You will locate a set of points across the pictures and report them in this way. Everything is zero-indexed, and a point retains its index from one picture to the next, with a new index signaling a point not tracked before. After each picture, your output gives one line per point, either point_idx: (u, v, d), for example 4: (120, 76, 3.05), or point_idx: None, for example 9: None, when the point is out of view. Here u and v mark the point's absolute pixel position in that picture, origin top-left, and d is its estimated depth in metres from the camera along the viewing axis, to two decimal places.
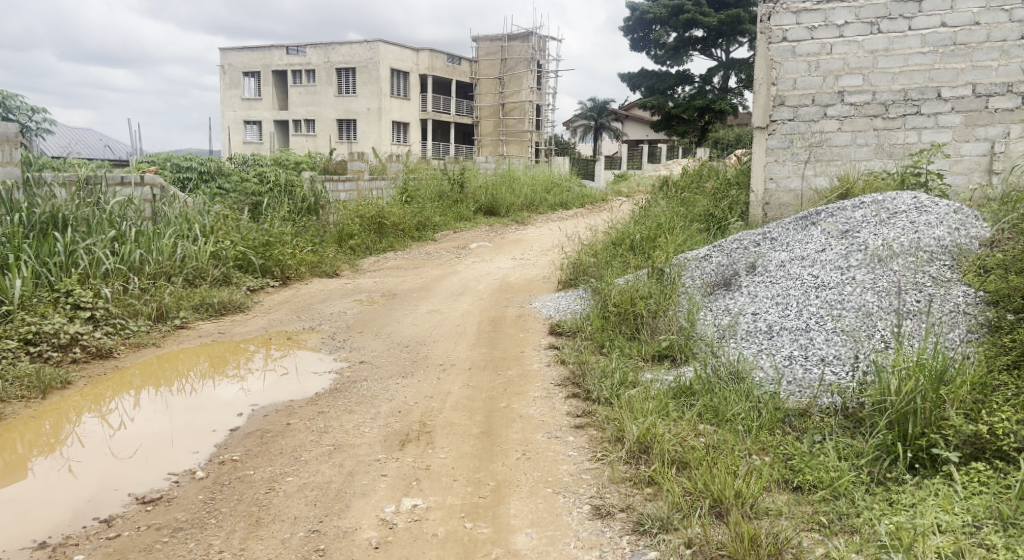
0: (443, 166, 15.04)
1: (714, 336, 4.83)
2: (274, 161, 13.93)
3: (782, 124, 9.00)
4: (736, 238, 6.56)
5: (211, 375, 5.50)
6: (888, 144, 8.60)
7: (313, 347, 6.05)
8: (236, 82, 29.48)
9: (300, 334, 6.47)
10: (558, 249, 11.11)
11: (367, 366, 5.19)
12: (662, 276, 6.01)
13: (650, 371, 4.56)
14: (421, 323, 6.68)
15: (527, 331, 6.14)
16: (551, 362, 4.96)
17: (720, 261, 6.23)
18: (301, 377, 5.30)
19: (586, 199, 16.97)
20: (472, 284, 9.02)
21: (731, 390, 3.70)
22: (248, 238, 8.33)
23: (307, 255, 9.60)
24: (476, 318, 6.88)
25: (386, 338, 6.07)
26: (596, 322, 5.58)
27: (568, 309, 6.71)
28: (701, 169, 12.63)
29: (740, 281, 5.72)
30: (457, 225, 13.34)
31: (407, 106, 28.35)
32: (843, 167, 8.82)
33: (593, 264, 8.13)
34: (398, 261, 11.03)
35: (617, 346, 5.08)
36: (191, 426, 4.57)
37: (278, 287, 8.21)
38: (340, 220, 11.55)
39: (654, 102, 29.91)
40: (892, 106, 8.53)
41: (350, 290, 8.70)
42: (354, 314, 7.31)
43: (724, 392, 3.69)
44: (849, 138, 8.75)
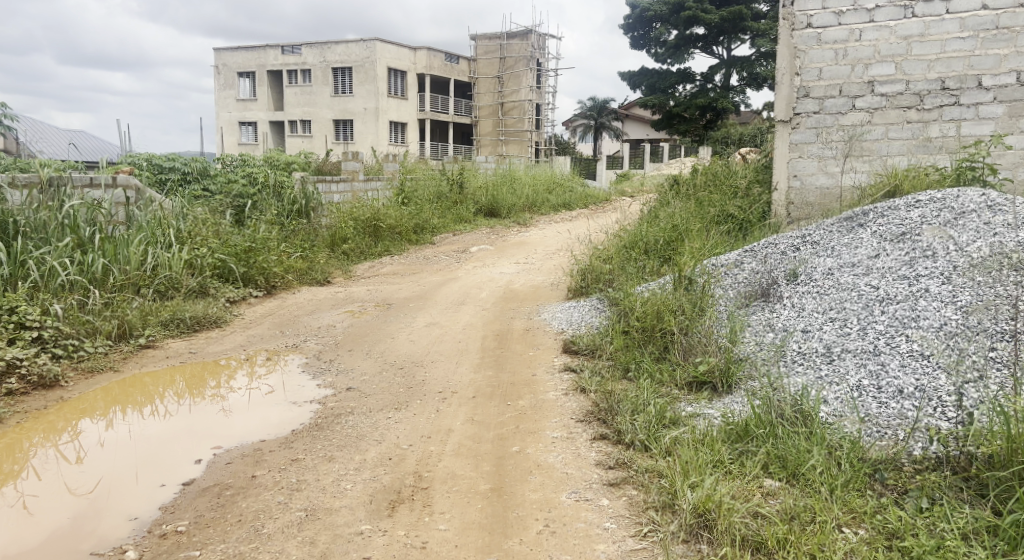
0: (441, 166, 14.35)
1: (762, 359, 4.14)
2: (264, 161, 13.23)
3: (807, 117, 8.31)
4: (769, 242, 5.88)
5: (188, 396, 4.87)
6: (923, 138, 7.90)
7: (296, 366, 5.35)
8: (230, 83, 28.79)
9: (282, 352, 5.76)
10: (564, 252, 10.42)
11: (356, 393, 4.49)
12: (690, 286, 5.33)
13: (686, 403, 3.87)
14: (418, 338, 5.98)
15: (538, 349, 5.43)
16: (568, 389, 4.25)
17: (754, 268, 5.56)
18: (291, 399, 4.60)
19: (590, 199, 16.29)
20: (473, 292, 8.31)
21: (801, 436, 3.03)
22: (230, 244, 7.62)
23: (296, 262, 8.90)
24: (480, 332, 6.17)
25: (378, 358, 5.35)
26: (616, 340, 4.89)
27: (583, 322, 6.02)
28: (716, 167, 11.92)
29: (781, 292, 5.04)
30: (457, 227, 12.65)
31: (405, 106, 27.65)
32: (874, 164, 8.12)
33: (606, 271, 7.43)
34: (395, 266, 10.33)
35: (644, 370, 4.39)
36: (159, 457, 3.89)
37: (262, 298, 7.49)
38: (332, 223, 10.85)
39: (656, 100, 29.22)
40: (928, 96, 7.84)
41: (342, 299, 8.00)
42: (344, 328, 6.61)
43: (792, 439, 3.02)
44: (881, 132, 8.05)
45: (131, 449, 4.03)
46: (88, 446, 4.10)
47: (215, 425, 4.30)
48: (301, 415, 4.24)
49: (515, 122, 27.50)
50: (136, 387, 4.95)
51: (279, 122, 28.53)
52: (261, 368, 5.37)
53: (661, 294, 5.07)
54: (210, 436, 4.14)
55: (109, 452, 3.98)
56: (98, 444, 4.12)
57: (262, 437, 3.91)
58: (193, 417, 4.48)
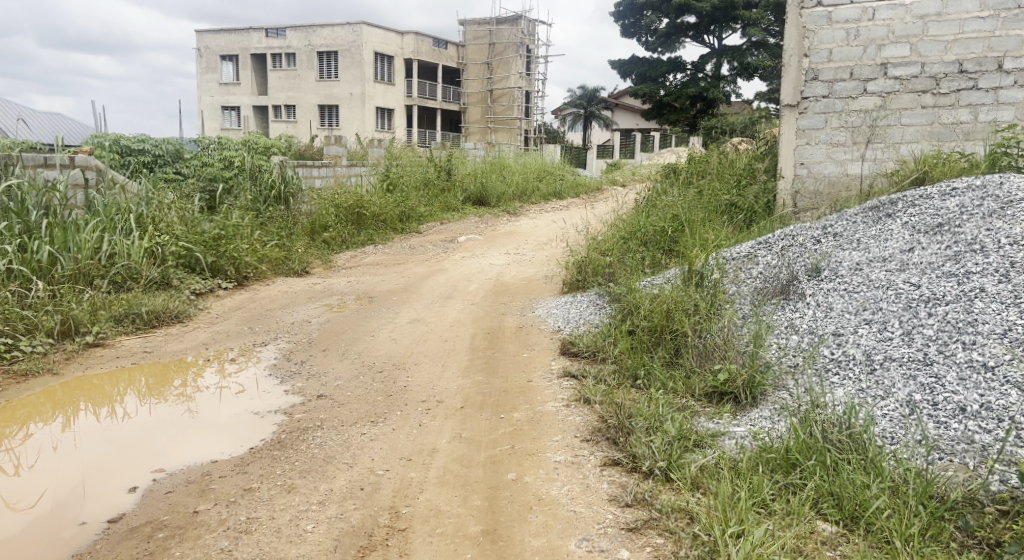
0: (429, 153, 13.76)
1: (791, 370, 3.66)
2: (242, 144, 12.59)
3: (815, 101, 7.83)
4: (784, 233, 5.39)
5: (150, 396, 4.40)
6: (939, 124, 7.42)
7: (263, 367, 4.81)
8: (212, 66, 27.99)
9: (249, 351, 5.22)
10: (557, 243, 9.90)
11: (328, 402, 3.96)
12: (700, 282, 4.81)
13: (706, 418, 3.38)
14: (400, 336, 5.43)
15: (533, 352, 4.91)
16: (569, 399, 3.75)
17: (769, 262, 5.06)
18: (268, 401, 4.12)
19: (582, 188, 15.73)
20: (461, 284, 7.75)
21: (857, 471, 2.57)
22: (198, 231, 7.04)
23: (273, 251, 8.33)
24: (469, 329, 5.64)
25: (355, 359, 4.82)
26: (621, 343, 4.40)
27: (582, 320, 5.51)
28: (715, 155, 11.40)
29: (804, 290, 4.54)
30: (444, 215, 12.08)
31: (392, 92, 26.98)
32: (887, 152, 7.65)
33: (605, 263, 6.90)
34: (378, 257, 9.76)
35: (654, 379, 3.89)
36: (114, 465, 3.42)
37: (232, 290, 6.93)
38: (313, 210, 10.27)
39: (647, 89, 28.65)
40: (945, 80, 7.36)
41: (320, 292, 7.44)
42: (320, 324, 6.05)
43: (848, 473, 2.56)
44: (894, 118, 7.57)
45: (83, 457, 3.56)
46: (35, 454, 3.64)
47: (180, 431, 3.83)
48: (274, 422, 3.77)
49: (504, 109, 26.91)
50: (91, 389, 4.46)
51: (262, 107, 27.79)
52: (232, 367, 4.86)
53: (671, 291, 4.57)
54: (175, 443, 3.67)
55: (57, 461, 3.52)
56: (46, 453, 3.66)
57: (224, 449, 3.45)
58: (156, 420, 4.00)
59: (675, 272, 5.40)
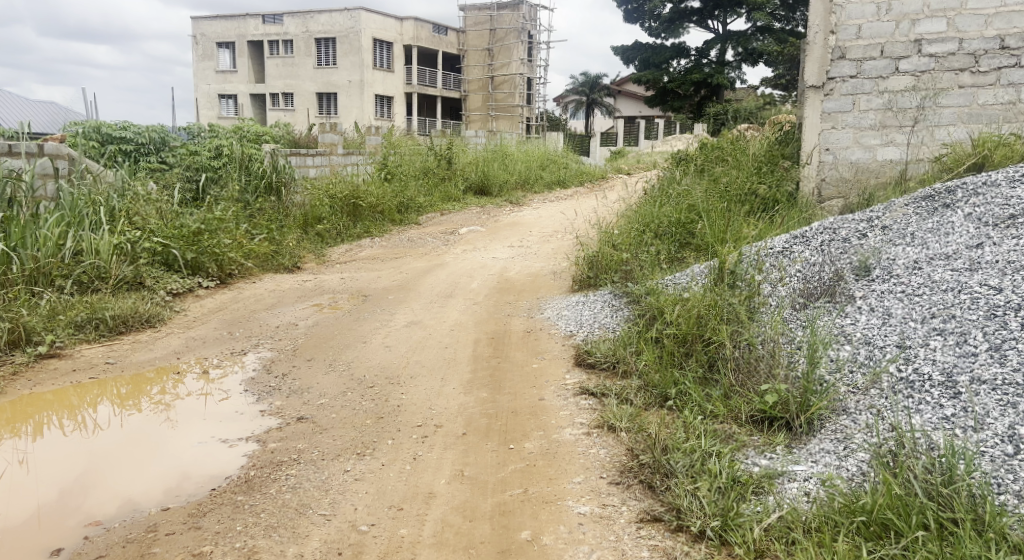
0: (428, 141, 13.19)
1: (851, 389, 3.12)
2: (233, 131, 11.98)
3: (842, 82, 7.38)
4: (823, 225, 4.82)
5: (122, 407, 3.99)
6: (978, 105, 7.00)
7: (240, 379, 4.28)
8: (209, 54, 27.36)
9: (226, 359, 4.67)
10: (563, 235, 9.34)
11: (310, 425, 3.44)
12: (733, 283, 4.26)
13: (757, 452, 2.85)
14: (395, 343, 4.88)
15: (542, 362, 4.36)
16: (589, 425, 3.21)
17: (809, 259, 4.49)
18: (242, 423, 3.60)
19: (586, 175, 15.11)
20: (463, 282, 7.19)
21: (976, 546, 2.06)
22: (175, 225, 6.47)
23: (262, 245, 7.78)
24: (472, 334, 5.10)
25: (343, 371, 4.26)
26: (646, 354, 3.88)
27: (597, 323, 4.94)
28: (730, 141, 10.79)
29: (853, 293, 3.99)
30: (444, 206, 11.50)
31: (391, 79, 26.36)
32: (920, 136, 7.22)
33: (619, 258, 6.32)
34: (375, 250, 9.20)
35: (688, 400, 3.36)
36: (85, 483, 3.05)
37: (214, 289, 6.38)
38: (307, 201, 9.69)
39: (651, 75, 27.98)
40: (984, 57, 6.95)
41: (310, 289, 6.89)
42: (308, 328, 5.50)
43: (967, 549, 2.05)
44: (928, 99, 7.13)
45: (46, 476, 3.18)
46: None
47: (157, 442, 3.46)
48: (249, 444, 3.29)
49: (505, 97, 26.17)
50: (50, 403, 3.99)
51: (260, 95, 27.14)
52: (205, 378, 4.34)
53: (700, 292, 4.02)
54: (153, 453, 3.33)
55: (18, 481, 3.14)
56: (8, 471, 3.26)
57: (205, 464, 3.10)
58: (129, 433, 3.58)
59: (700, 271, 4.83)
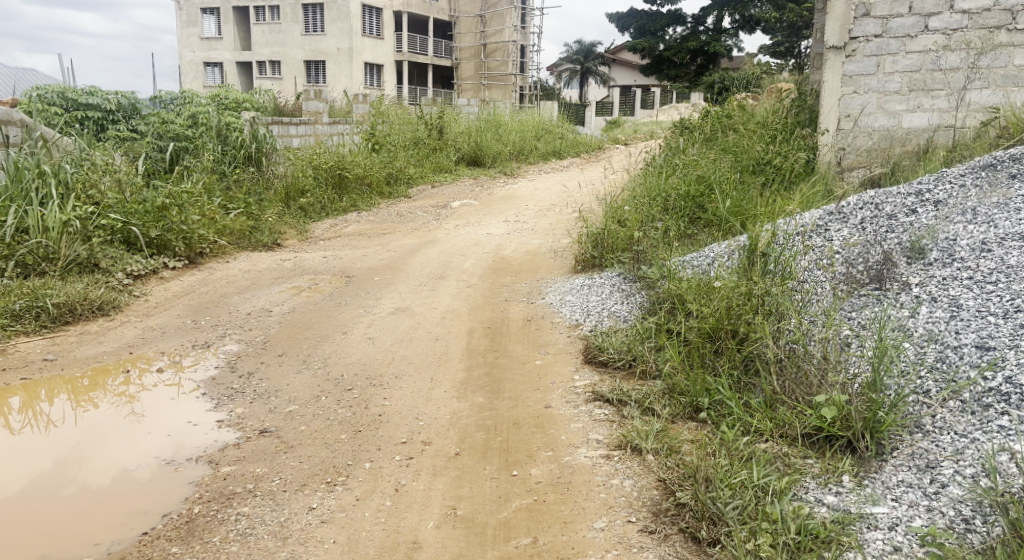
0: (418, 110, 12.54)
1: (926, 402, 2.60)
2: (211, 97, 11.28)
3: (866, 42, 7.10)
4: (863, 198, 4.25)
5: (80, 403, 3.54)
6: (1015, 67, 6.72)
7: (199, 380, 3.70)
8: (193, 20, 26.42)
9: (185, 353, 4.09)
10: (563, 209, 8.78)
11: (274, 440, 2.89)
12: (764, 266, 3.70)
13: (818, 486, 2.31)
14: (379, 334, 4.32)
15: (545, 360, 3.83)
16: (608, 445, 2.67)
17: (851, 239, 3.93)
18: (184, 441, 2.98)
19: (583, 146, 14.45)
20: (455, 261, 6.63)
21: None
22: (136, 199, 5.84)
23: (237, 220, 7.17)
24: (466, 323, 4.56)
25: (317, 370, 3.69)
26: (670, 353, 3.37)
27: (606, 311, 4.42)
28: (737, 110, 10.16)
29: (910, 279, 3.45)
30: (436, 178, 10.89)
31: (381, 46, 25.49)
32: (949, 100, 6.93)
33: (627, 236, 5.78)
34: (362, 226, 8.60)
35: (726, 411, 2.84)
36: (38, 487, 2.71)
37: (181, 270, 5.79)
38: (289, 172, 9.06)
39: (646, 43, 27.19)
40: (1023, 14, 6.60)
41: (290, 269, 6.32)
42: (283, 316, 4.93)
43: None
44: (959, 61, 6.82)
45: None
46: None
47: (117, 443, 3.06)
48: (206, 458, 2.80)
49: (497, 65, 25.24)
50: None
51: (246, 63, 26.20)
52: (154, 380, 3.75)
53: (731, 280, 3.47)
54: (112, 450, 3.00)
55: None
56: None
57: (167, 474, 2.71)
58: (84, 437, 3.15)
59: (725, 254, 4.26)
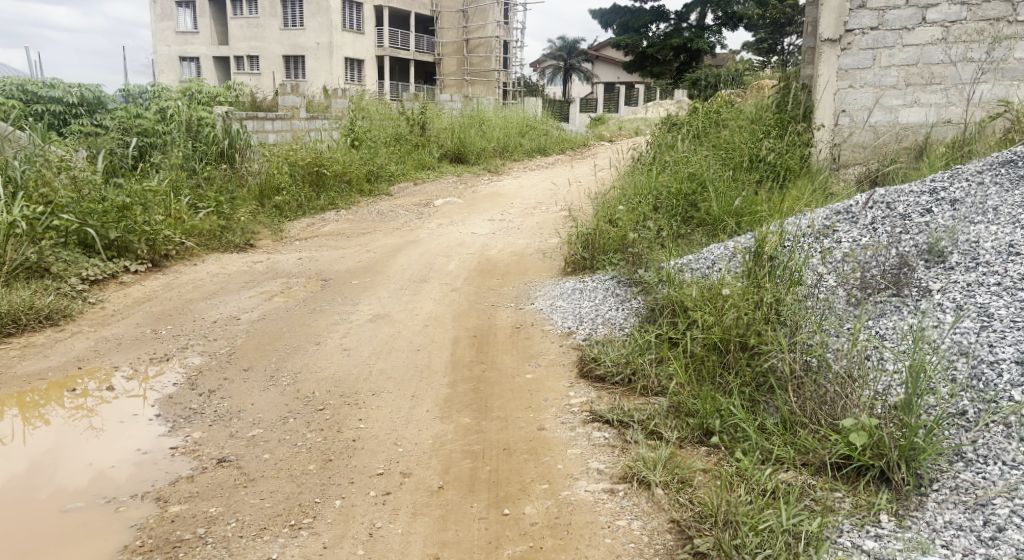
0: (400, 105, 12.18)
1: (965, 426, 2.33)
2: (184, 91, 10.86)
3: (862, 35, 6.86)
4: (873, 196, 3.97)
5: (31, 418, 3.23)
6: (1015, 60, 6.49)
7: (153, 399, 3.34)
8: (169, 14, 25.84)
9: (140, 367, 3.73)
10: (549, 208, 8.48)
11: (234, 472, 2.57)
12: (772, 269, 3.41)
13: (853, 525, 2.07)
14: (355, 345, 4.00)
15: (536, 375, 3.51)
16: (613, 476, 2.40)
17: (863, 241, 3.66)
18: (126, 476, 2.61)
19: (568, 142, 14.13)
20: (438, 263, 6.31)
21: None
22: (92, 199, 5.47)
23: (205, 221, 6.80)
24: (450, 332, 4.26)
25: (285, 388, 3.37)
26: (675, 368, 3.07)
27: (600, 319, 4.15)
28: (727, 106, 9.89)
29: (932, 284, 3.18)
30: (418, 175, 10.55)
31: (362, 41, 25.05)
32: (948, 94, 6.69)
33: (618, 237, 5.50)
34: (340, 225, 8.25)
35: (741, 437, 2.54)
36: None
37: (143, 274, 5.46)
38: (264, 169, 8.69)
39: (629, 40, 26.94)
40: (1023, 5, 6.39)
41: (263, 273, 5.98)
42: (252, 324, 4.59)
43: None
44: (956, 53, 6.60)
45: None
46: None
47: (59, 470, 2.73)
48: (155, 493, 2.47)
49: (480, 61, 24.92)
50: None
51: (223, 58, 25.65)
52: (112, 394, 3.43)
53: (739, 288, 3.18)
54: (53, 477, 2.68)
55: None
56: None
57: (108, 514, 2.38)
58: (27, 462, 2.83)
59: (729, 260, 3.97)
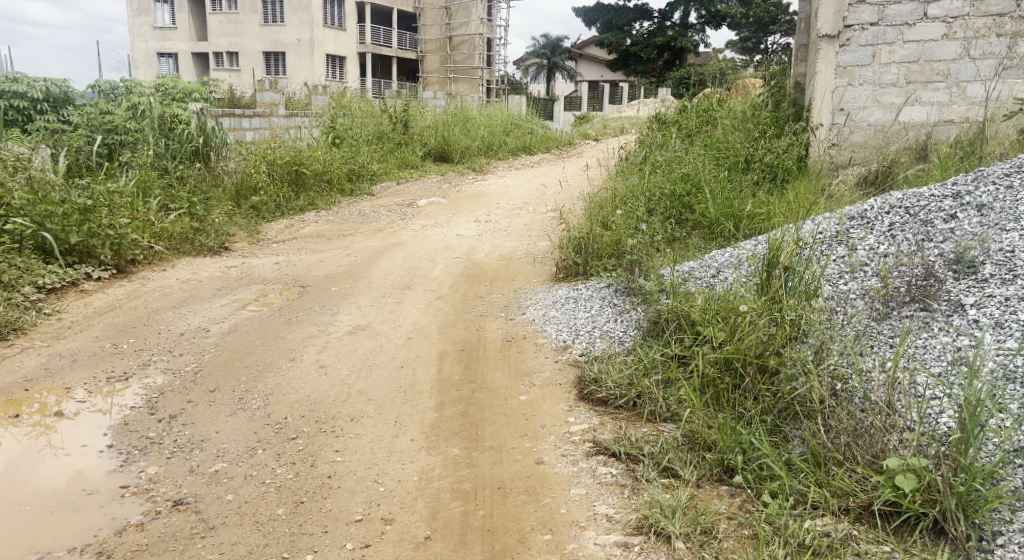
0: (382, 103, 11.83)
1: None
2: (158, 86, 10.45)
3: (861, 30, 6.61)
4: (889, 200, 3.72)
5: None
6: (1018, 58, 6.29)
7: (104, 424, 2.98)
8: (146, 9, 25.27)
9: (95, 387, 3.38)
10: (537, 208, 8.20)
11: (191, 518, 2.29)
12: (790, 283, 3.16)
13: None
14: (333, 361, 3.69)
15: (531, 396, 3.21)
16: (624, 522, 2.20)
17: (883, 250, 3.40)
18: (64, 524, 2.30)
19: (553, 141, 13.84)
20: (422, 267, 6.01)
21: None
22: (51, 202, 5.10)
23: (176, 223, 6.44)
24: (436, 346, 3.97)
25: (255, 413, 3.05)
26: (686, 393, 2.81)
27: (598, 331, 3.87)
28: (718, 104, 9.65)
29: (965, 297, 2.93)
30: (401, 174, 10.22)
31: (344, 38, 24.62)
32: (950, 93, 6.47)
33: (613, 241, 5.23)
34: (320, 226, 7.90)
35: (771, 475, 2.32)
36: None
37: (107, 281, 5.11)
38: (241, 168, 8.32)
39: (613, 38, 26.72)
40: None
41: (238, 278, 5.64)
42: (222, 336, 4.26)
43: None
44: (958, 50, 6.38)
45: None
46: None
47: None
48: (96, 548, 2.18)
49: (464, 59, 24.58)
50: None
51: (202, 54, 25.10)
52: (66, 413, 3.12)
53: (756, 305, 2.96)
54: None
55: None
56: None
57: None
58: None
59: (739, 271, 3.73)
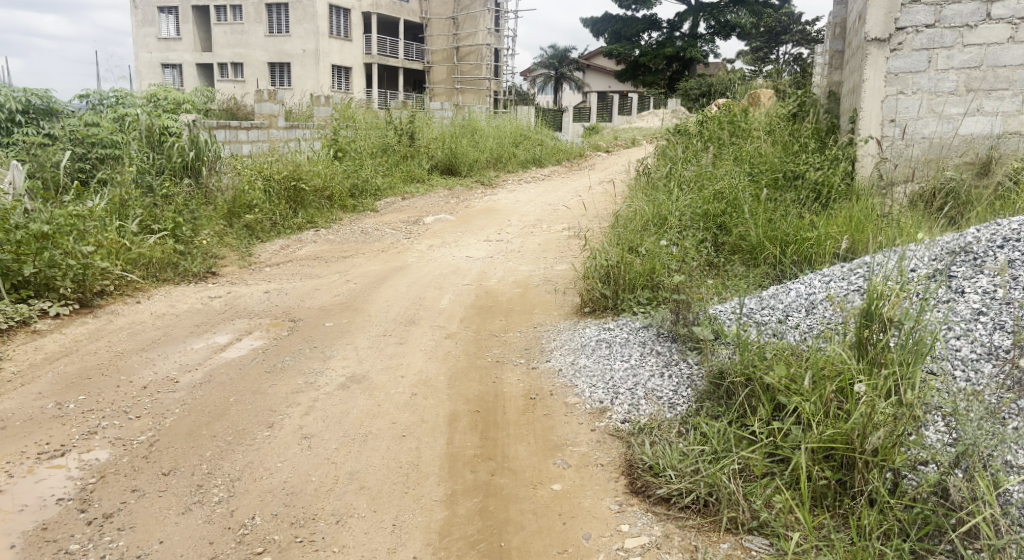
0: (385, 113, 11.20)
1: None
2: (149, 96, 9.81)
3: (915, 34, 5.84)
4: (1001, 235, 3.07)
5: None
6: None
7: (16, 530, 2.35)
8: (150, 19, 24.80)
9: (20, 467, 2.72)
10: (554, 227, 7.53)
11: None
12: (903, 343, 2.44)
13: None
14: (320, 427, 3.04)
15: (567, 484, 2.55)
16: None
17: (1007, 293, 2.74)
18: None
19: (564, 153, 13.18)
20: (430, 296, 5.35)
21: None
22: (4, 227, 4.55)
23: (156, 246, 5.79)
24: (445, 403, 3.30)
25: (215, 509, 2.43)
26: (785, 502, 2.22)
27: (641, 388, 3.20)
28: (745, 113, 8.97)
29: None
30: (406, 189, 9.57)
31: (349, 48, 24.07)
32: (1017, 101, 5.78)
33: (647, 272, 4.58)
34: (319, 247, 7.25)
35: None
36: None
37: (67, 318, 4.49)
38: (235, 183, 7.69)
39: (622, 49, 26.14)
40: None
41: (222, 311, 5.00)
42: (191, 389, 3.58)
43: None
44: None
45: None
46: None
47: None
48: None
49: (471, 69, 24.01)
50: None
51: (206, 65, 24.60)
52: None
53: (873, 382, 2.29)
54: None
55: None
56: None
57: None
58: None
59: (821, 321, 3.11)
